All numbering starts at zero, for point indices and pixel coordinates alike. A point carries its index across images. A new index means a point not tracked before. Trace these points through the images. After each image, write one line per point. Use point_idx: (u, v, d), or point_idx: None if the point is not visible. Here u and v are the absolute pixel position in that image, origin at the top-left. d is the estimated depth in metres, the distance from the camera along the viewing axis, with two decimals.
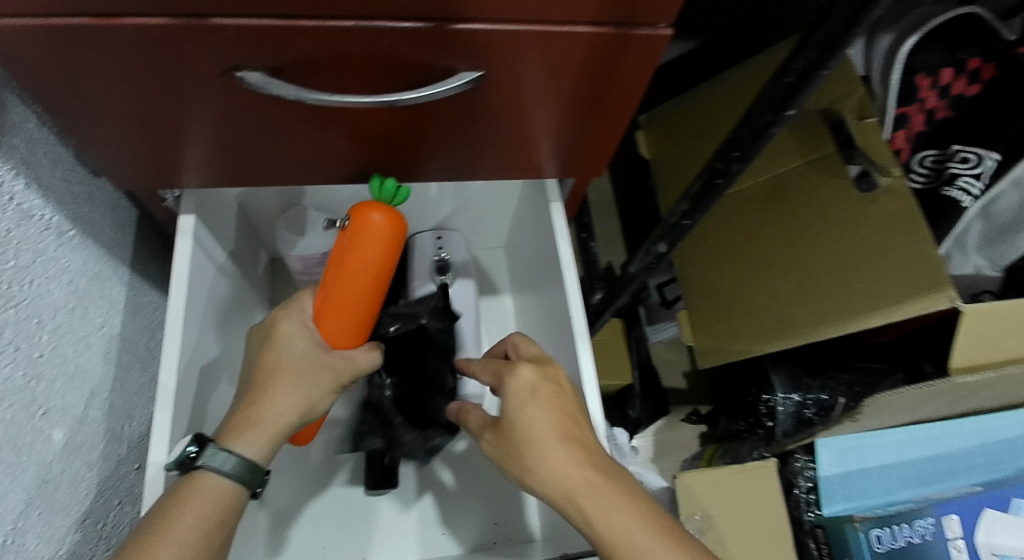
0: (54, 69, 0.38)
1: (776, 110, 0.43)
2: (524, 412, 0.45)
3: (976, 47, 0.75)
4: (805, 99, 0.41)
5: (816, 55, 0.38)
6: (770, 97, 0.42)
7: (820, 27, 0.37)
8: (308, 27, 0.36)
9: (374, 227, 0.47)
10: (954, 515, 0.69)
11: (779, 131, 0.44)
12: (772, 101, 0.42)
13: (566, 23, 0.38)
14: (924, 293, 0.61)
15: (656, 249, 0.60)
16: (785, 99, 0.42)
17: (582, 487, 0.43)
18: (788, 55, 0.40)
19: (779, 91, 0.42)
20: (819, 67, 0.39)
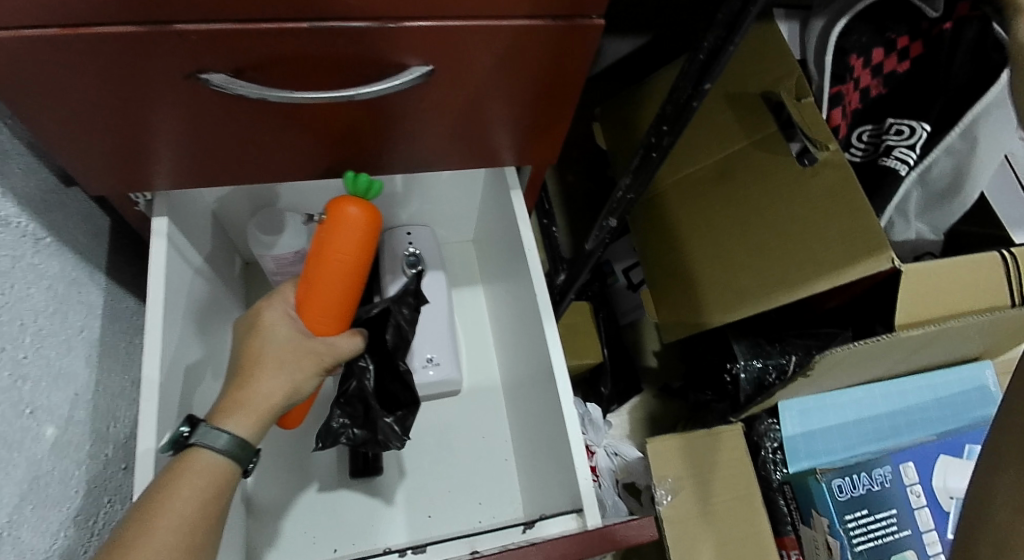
0: (25, 79, 0.41)
1: (695, 84, 0.48)
2: None
3: (903, 26, 0.82)
4: (719, 73, 0.47)
5: (723, 32, 0.45)
6: (690, 73, 0.48)
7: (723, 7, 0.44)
8: (266, 29, 0.39)
9: (351, 219, 0.52)
10: (910, 462, 0.75)
11: (700, 105, 0.50)
12: (692, 76, 0.48)
13: (505, 17, 0.42)
14: (864, 257, 0.65)
15: (607, 224, 0.64)
16: (702, 74, 0.48)
17: None
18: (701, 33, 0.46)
19: (698, 66, 0.48)
20: (726, 43, 0.45)
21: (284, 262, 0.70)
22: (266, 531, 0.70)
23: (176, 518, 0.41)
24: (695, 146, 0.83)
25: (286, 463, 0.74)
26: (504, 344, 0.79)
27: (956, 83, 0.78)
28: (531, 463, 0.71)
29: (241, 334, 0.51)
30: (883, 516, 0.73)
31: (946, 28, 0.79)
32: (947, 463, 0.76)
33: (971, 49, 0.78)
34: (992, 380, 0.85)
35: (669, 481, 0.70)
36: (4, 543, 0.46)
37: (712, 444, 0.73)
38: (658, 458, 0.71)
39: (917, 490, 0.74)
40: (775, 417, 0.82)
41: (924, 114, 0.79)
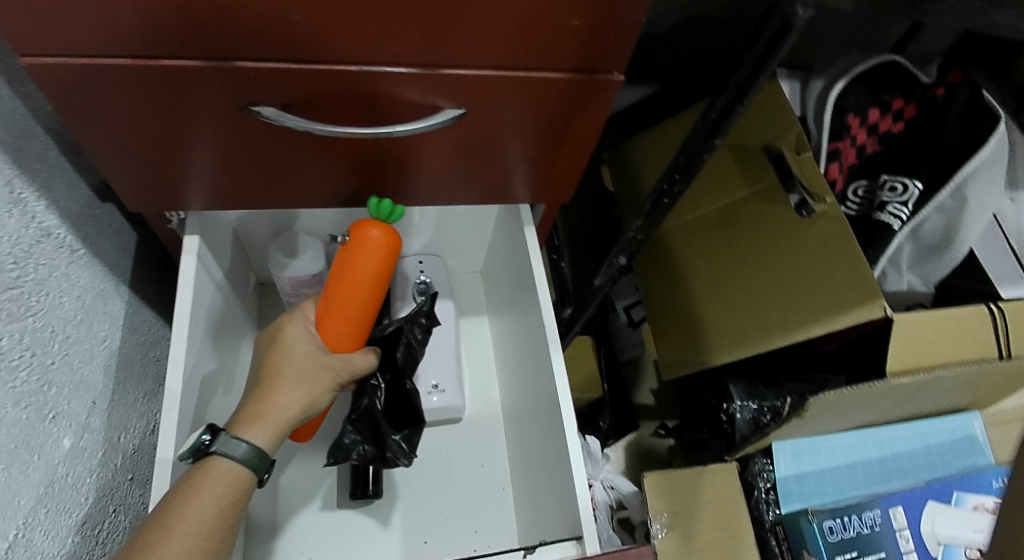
0: (88, 103, 0.44)
1: (706, 138, 0.52)
2: None
3: (898, 90, 0.88)
4: (728, 130, 0.51)
5: (733, 97, 0.48)
6: (701, 129, 0.52)
7: (734, 74, 0.47)
8: (318, 70, 0.43)
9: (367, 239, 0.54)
10: (899, 506, 0.77)
11: (710, 157, 0.54)
12: (703, 131, 0.52)
13: (535, 70, 0.46)
14: (858, 305, 0.68)
15: (616, 261, 0.67)
16: (713, 130, 0.52)
17: None
18: (712, 94, 0.50)
19: (709, 123, 0.52)
20: (735, 104, 0.49)
21: (300, 285, 0.73)
22: (265, 549, 0.71)
23: (195, 523, 0.43)
24: (698, 192, 0.86)
25: (288, 481, 0.75)
26: (507, 374, 0.81)
27: (948, 143, 0.83)
28: (529, 492, 0.72)
29: (262, 348, 0.54)
30: None
31: (938, 93, 0.85)
32: (936, 509, 0.77)
33: (962, 114, 0.83)
34: (980, 430, 0.87)
35: (665, 516, 0.71)
36: (19, 544, 0.48)
37: (706, 481, 0.75)
38: (653, 492, 0.72)
39: (905, 535, 0.76)
40: (769, 457, 0.84)
41: (916, 172, 0.84)
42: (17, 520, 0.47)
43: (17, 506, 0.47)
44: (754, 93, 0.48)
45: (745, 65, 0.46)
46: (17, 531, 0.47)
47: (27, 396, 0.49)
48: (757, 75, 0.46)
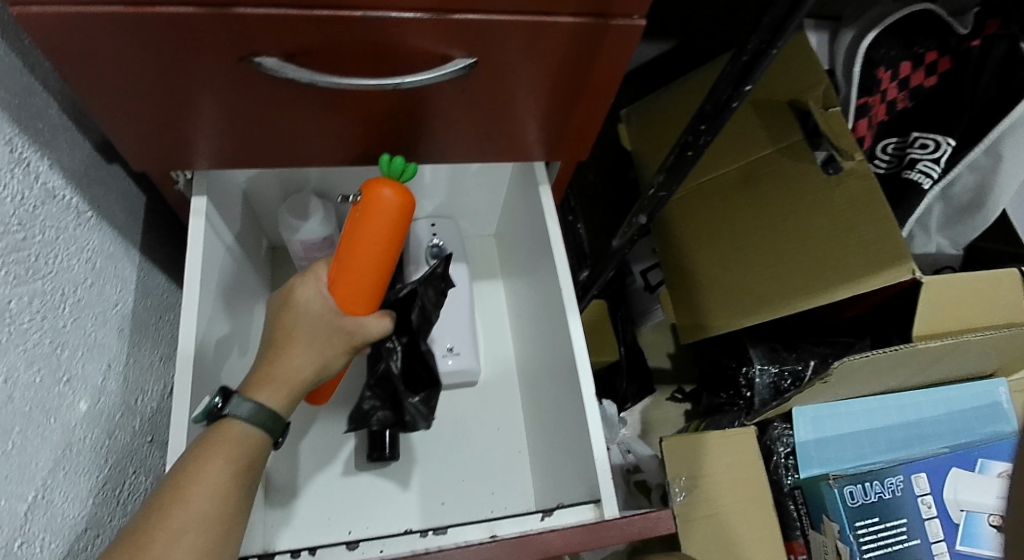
0: (85, 56, 0.42)
1: (735, 86, 0.49)
2: None
3: (932, 42, 0.83)
4: (760, 75, 0.48)
5: (766, 37, 0.45)
6: (731, 74, 0.49)
7: (768, 12, 0.44)
8: (321, 16, 0.40)
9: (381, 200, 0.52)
10: (923, 473, 0.76)
11: (739, 106, 0.51)
12: (732, 78, 0.49)
13: (550, 15, 0.43)
14: (886, 268, 0.67)
15: (636, 221, 0.65)
16: (743, 76, 0.49)
17: None
18: (743, 36, 0.47)
19: (739, 67, 0.48)
20: (768, 47, 0.45)
21: (312, 248, 0.72)
22: (284, 510, 0.71)
23: (212, 484, 0.42)
24: (719, 150, 0.83)
25: (304, 444, 0.75)
26: (522, 338, 0.80)
27: (982, 100, 0.78)
28: (545, 455, 0.72)
29: (273, 310, 0.52)
30: (894, 525, 0.74)
31: (974, 45, 0.79)
32: (959, 476, 0.76)
33: (999, 67, 0.77)
34: (1006, 398, 0.84)
35: (682, 479, 0.71)
36: (38, 506, 0.48)
37: (726, 446, 0.73)
38: (672, 457, 0.71)
39: (927, 501, 0.75)
40: (788, 422, 0.84)
41: (949, 128, 0.79)
42: (35, 482, 0.47)
43: (34, 469, 0.47)
44: (790, 33, 0.44)
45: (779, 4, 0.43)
46: (35, 494, 0.47)
47: (39, 359, 0.49)
48: (793, 14, 0.42)
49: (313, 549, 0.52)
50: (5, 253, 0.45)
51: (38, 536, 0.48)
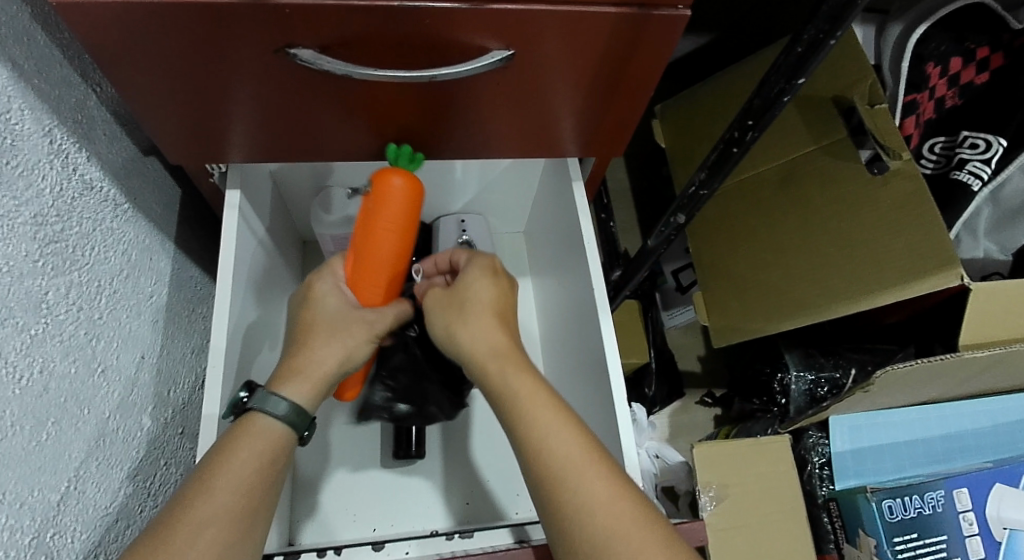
0: (123, 47, 0.42)
1: (787, 79, 0.47)
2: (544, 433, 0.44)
3: (984, 36, 0.79)
4: (814, 68, 0.46)
5: (824, 26, 0.43)
6: (783, 67, 0.47)
7: (826, 0, 0.42)
8: (357, 6, 0.40)
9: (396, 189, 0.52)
10: (964, 488, 0.72)
11: (790, 100, 0.49)
12: (784, 70, 0.47)
13: (592, 4, 0.41)
14: (936, 271, 0.62)
15: (674, 220, 0.63)
16: (796, 69, 0.47)
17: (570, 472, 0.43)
18: (798, 26, 0.45)
19: (792, 59, 0.46)
20: (825, 37, 0.43)
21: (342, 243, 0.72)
22: (310, 506, 0.71)
23: (235, 479, 0.42)
24: (758, 148, 0.81)
25: (331, 439, 0.75)
26: (552, 337, 0.78)
27: None
28: None
29: (297, 305, 0.52)
30: (933, 542, 0.71)
31: None
32: (1003, 493, 0.72)
33: None
34: None
35: (713, 487, 0.69)
36: (71, 496, 0.48)
37: (758, 453, 0.71)
38: (704, 465, 0.70)
39: (969, 518, 0.71)
40: (824, 432, 0.81)
41: (1001, 128, 0.76)
42: (68, 473, 0.48)
43: (67, 459, 0.47)
44: (850, 23, 0.42)
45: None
46: (68, 485, 0.48)
47: (74, 350, 0.49)
48: (856, 1, 0.40)
49: (339, 549, 0.52)
50: (43, 245, 0.46)
51: (70, 526, 0.48)
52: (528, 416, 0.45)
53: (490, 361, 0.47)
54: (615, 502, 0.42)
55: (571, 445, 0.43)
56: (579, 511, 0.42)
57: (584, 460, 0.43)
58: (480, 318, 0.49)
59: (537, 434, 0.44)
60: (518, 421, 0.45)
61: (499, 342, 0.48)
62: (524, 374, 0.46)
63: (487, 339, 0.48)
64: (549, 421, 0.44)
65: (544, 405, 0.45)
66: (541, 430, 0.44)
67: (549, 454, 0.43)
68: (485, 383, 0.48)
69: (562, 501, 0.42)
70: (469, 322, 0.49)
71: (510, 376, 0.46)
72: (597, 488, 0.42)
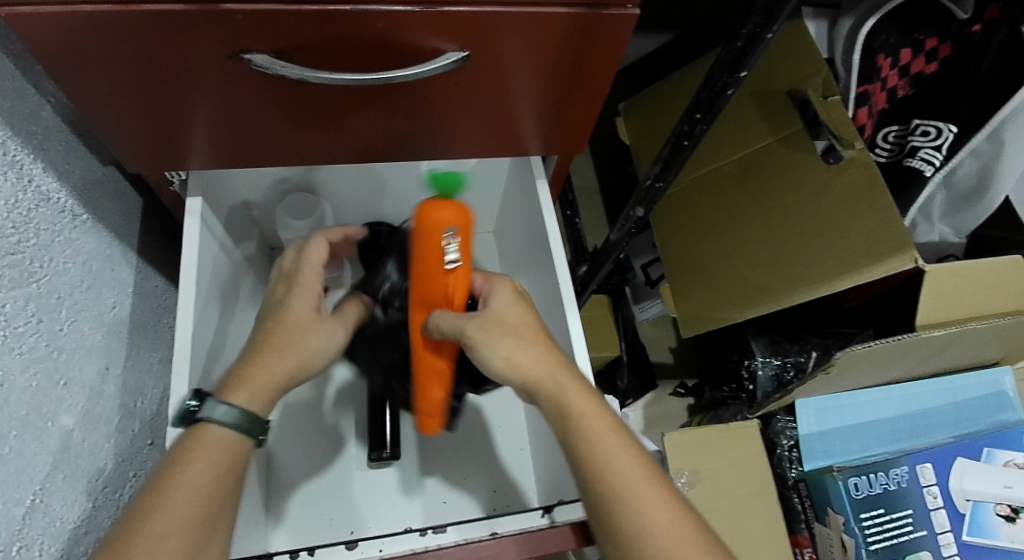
0: (74, 56, 0.42)
1: (731, 72, 0.49)
2: (607, 450, 0.45)
3: (932, 28, 0.82)
4: (755, 62, 0.47)
5: (761, 20, 0.44)
6: (727, 61, 0.48)
7: None
8: (309, 11, 0.40)
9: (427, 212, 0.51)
10: (928, 463, 0.75)
11: (735, 93, 0.50)
12: (728, 64, 0.48)
13: (542, 5, 0.42)
14: (890, 255, 0.65)
15: (634, 213, 0.64)
16: (739, 62, 0.48)
17: (630, 481, 0.44)
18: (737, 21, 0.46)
19: (734, 54, 0.48)
20: (763, 30, 0.45)
21: None
22: (284, 512, 0.71)
23: (192, 489, 0.43)
24: (718, 143, 0.83)
25: (302, 444, 0.74)
26: None
27: (984, 84, 0.77)
28: (544, 451, 0.72)
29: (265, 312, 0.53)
30: (900, 517, 0.73)
31: (974, 31, 0.78)
32: (965, 466, 0.75)
33: (1001, 51, 0.76)
34: (1011, 386, 0.85)
35: (686, 473, 0.70)
36: (37, 510, 0.48)
37: (729, 440, 0.73)
38: (674, 451, 0.71)
39: (933, 492, 0.74)
40: (792, 415, 0.84)
41: (951, 115, 0.78)
42: (33, 486, 0.47)
43: (32, 472, 0.47)
44: (786, 15, 0.43)
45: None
46: (34, 497, 0.47)
47: (35, 362, 0.48)
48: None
49: (312, 549, 0.52)
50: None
51: (37, 540, 0.47)
52: (581, 437, 0.45)
53: (542, 379, 0.47)
54: (674, 519, 0.43)
55: (624, 467, 0.44)
56: (645, 527, 0.42)
57: (641, 476, 0.44)
58: (529, 343, 0.48)
59: (596, 457, 0.45)
60: (575, 438, 0.45)
61: (551, 359, 0.48)
62: (585, 394, 0.47)
63: (535, 359, 0.48)
64: (610, 439, 0.45)
65: (604, 424, 0.46)
66: (599, 451, 0.45)
67: (609, 476, 0.44)
68: (541, 396, 0.47)
69: (624, 516, 0.43)
70: (514, 344, 0.48)
71: (568, 399, 0.47)
72: (654, 511, 0.43)
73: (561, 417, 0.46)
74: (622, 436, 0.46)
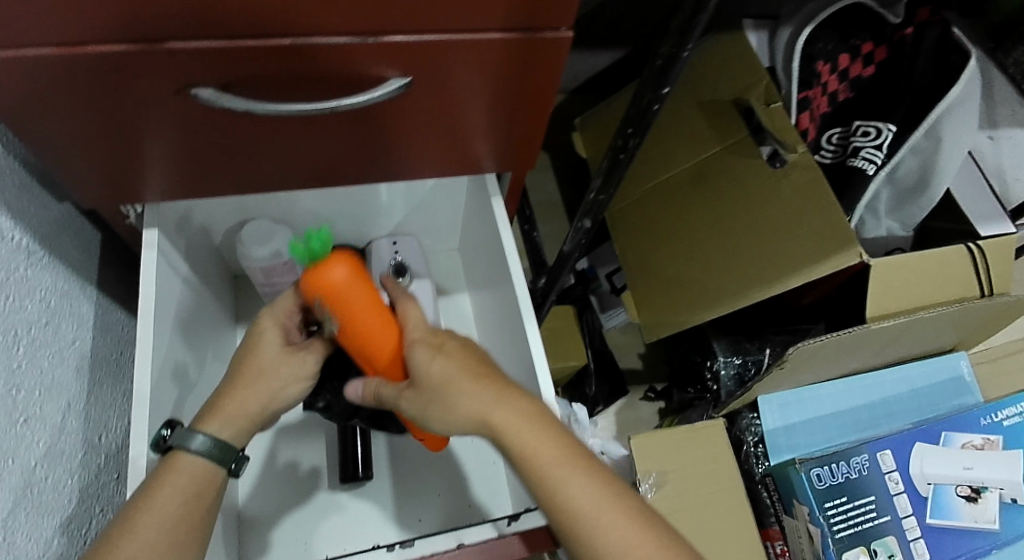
0: (22, 97, 0.43)
1: (655, 89, 0.53)
2: (560, 489, 0.44)
3: (868, 33, 0.85)
4: (676, 78, 0.52)
5: (676, 42, 0.49)
6: (650, 79, 0.53)
7: (675, 17, 0.48)
8: (253, 46, 0.41)
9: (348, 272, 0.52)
10: (887, 450, 0.78)
11: (661, 108, 0.54)
12: (652, 82, 0.53)
13: (480, 31, 0.44)
14: (838, 250, 0.67)
15: (582, 225, 0.68)
16: (661, 80, 0.53)
17: (589, 513, 0.44)
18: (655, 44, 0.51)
19: (656, 71, 0.52)
20: (679, 50, 0.49)
21: (272, 273, 0.73)
22: (256, 540, 0.70)
23: (161, 514, 0.44)
24: (669, 153, 0.86)
25: (267, 470, 0.74)
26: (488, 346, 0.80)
27: (919, 84, 0.82)
28: (514, 462, 0.73)
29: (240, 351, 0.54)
30: (862, 503, 0.75)
31: (907, 34, 0.83)
32: (925, 451, 0.79)
33: (933, 52, 0.82)
34: (967, 370, 0.88)
35: (653, 474, 0.72)
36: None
37: (693, 440, 0.75)
38: (642, 454, 0.73)
39: (895, 477, 0.77)
40: (756, 412, 0.86)
41: (889, 116, 0.83)
42: None
43: None
44: (696, 36, 0.48)
45: (683, 8, 0.46)
46: None
47: None
48: (696, 18, 0.46)
49: None
50: None
51: None
52: (538, 479, 0.45)
53: (483, 427, 0.46)
54: (640, 545, 0.43)
55: (584, 496, 0.44)
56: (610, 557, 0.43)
57: (598, 506, 0.44)
58: (462, 390, 0.47)
59: (555, 494, 0.44)
60: (528, 478, 0.45)
61: (491, 400, 0.46)
62: (528, 434, 0.45)
63: (471, 407, 0.46)
64: (561, 474, 0.44)
65: (553, 460, 0.45)
66: (552, 488, 0.44)
67: (568, 511, 0.44)
68: (494, 442, 0.47)
69: (589, 548, 0.44)
70: (448, 400, 0.47)
71: (514, 442, 0.45)
72: (619, 535, 0.43)
73: (508, 460, 0.46)
74: (575, 465, 0.45)
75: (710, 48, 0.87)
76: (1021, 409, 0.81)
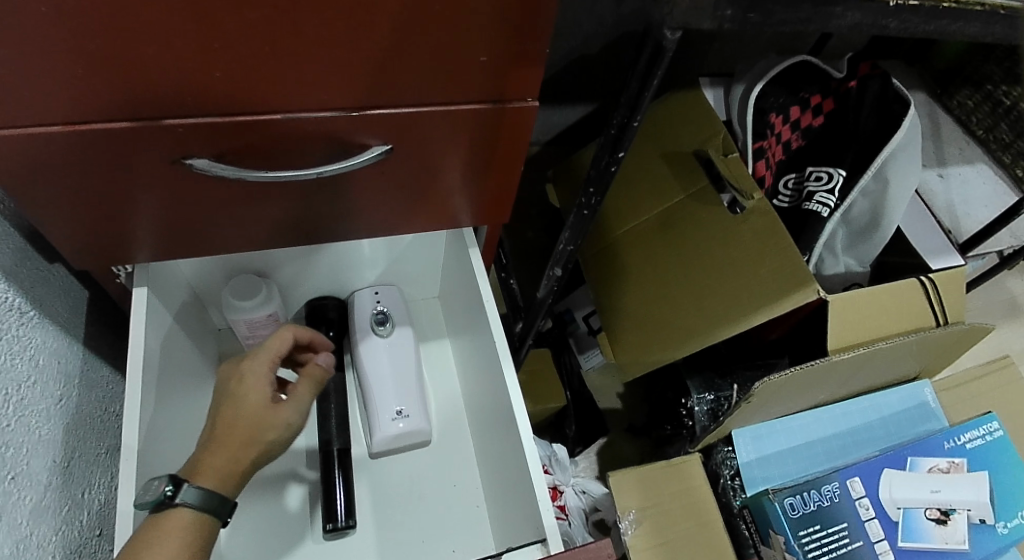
0: (24, 169, 0.46)
1: (611, 153, 0.60)
2: None
3: (815, 87, 0.94)
4: (629, 144, 0.59)
5: (627, 113, 0.56)
6: (607, 145, 0.60)
7: (625, 93, 0.55)
8: (243, 120, 0.45)
9: None
10: (856, 477, 0.81)
11: (617, 170, 0.61)
12: (609, 146, 0.60)
13: (451, 103, 0.49)
14: (795, 291, 0.72)
15: (553, 273, 0.73)
16: (616, 144, 0.59)
17: None
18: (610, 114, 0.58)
19: (611, 138, 0.59)
20: (630, 120, 0.56)
21: (256, 326, 0.75)
22: None
23: None
24: (633, 202, 0.91)
25: (245, 522, 0.72)
26: (469, 391, 0.82)
27: (865, 132, 0.88)
28: (496, 503, 0.74)
29: (219, 399, 0.57)
30: (835, 530, 0.78)
31: (851, 86, 0.90)
32: (892, 475, 0.82)
33: (875, 103, 0.89)
34: (931, 397, 0.92)
35: (632, 511, 0.75)
36: None
37: (670, 475, 0.78)
38: (621, 490, 0.76)
39: (864, 503, 0.80)
40: (730, 445, 0.89)
41: (839, 161, 0.88)
42: None
43: None
44: (644, 109, 0.55)
45: (631, 85, 0.54)
46: None
47: None
48: (644, 91, 0.54)
49: None
50: None
51: None
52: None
53: None
54: None
55: None
56: None
57: None
58: None
59: None
60: None
61: None
62: None
63: None
64: None
65: None
66: None
67: None
68: None
69: None
70: None
71: None
72: None
73: None
74: None
75: (670, 102, 0.94)
76: (981, 432, 0.86)
